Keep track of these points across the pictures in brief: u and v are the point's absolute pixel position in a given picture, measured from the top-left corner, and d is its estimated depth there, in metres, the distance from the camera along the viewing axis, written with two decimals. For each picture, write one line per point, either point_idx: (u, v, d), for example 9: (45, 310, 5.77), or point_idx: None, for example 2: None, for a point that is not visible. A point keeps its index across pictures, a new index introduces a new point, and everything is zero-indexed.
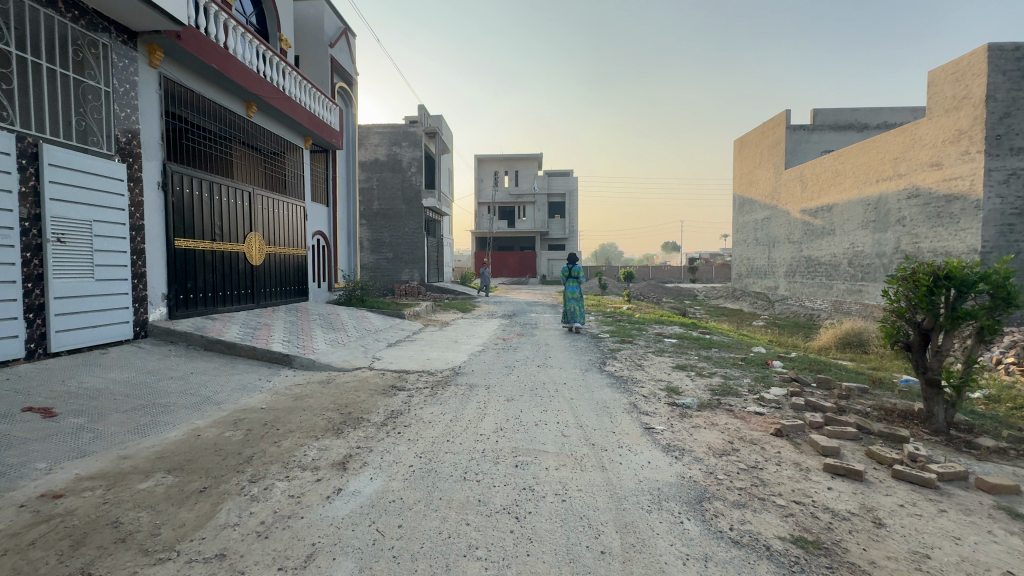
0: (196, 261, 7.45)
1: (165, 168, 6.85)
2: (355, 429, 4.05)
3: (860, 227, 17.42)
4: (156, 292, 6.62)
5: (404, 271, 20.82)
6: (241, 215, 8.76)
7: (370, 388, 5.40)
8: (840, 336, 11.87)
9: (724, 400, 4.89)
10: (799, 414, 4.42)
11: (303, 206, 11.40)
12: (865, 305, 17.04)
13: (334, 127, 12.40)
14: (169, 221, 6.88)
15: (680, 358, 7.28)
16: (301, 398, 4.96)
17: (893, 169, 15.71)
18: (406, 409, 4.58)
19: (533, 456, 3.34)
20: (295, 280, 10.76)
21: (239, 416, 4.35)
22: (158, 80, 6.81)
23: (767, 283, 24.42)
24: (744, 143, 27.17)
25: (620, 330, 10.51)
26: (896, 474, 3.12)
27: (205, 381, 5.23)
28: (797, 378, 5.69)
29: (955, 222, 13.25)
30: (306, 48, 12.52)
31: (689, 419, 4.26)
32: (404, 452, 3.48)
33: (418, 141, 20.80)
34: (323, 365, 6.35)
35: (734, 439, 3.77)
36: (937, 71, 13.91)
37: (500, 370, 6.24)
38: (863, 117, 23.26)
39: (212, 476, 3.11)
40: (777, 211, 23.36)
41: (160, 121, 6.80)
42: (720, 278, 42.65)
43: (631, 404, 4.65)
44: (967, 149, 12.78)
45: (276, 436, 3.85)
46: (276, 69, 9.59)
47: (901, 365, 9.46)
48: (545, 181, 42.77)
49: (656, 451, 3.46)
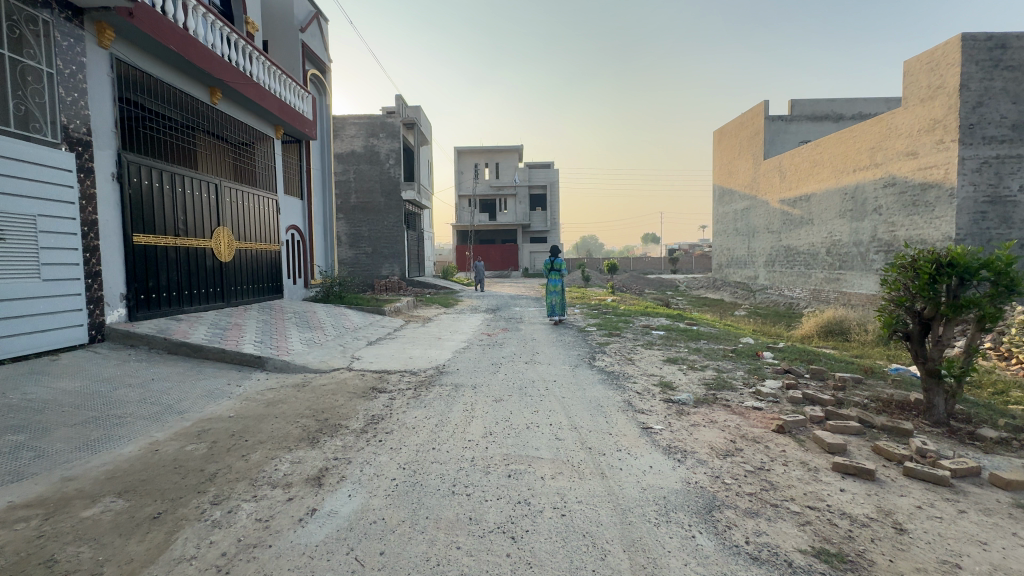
0: (157, 258, 6.95)
1: (120, 158, 6.33)
2: (333, 437, 3.74)
3: (838, 217, 17.64)
4: (114, 292, 6.14)
5: (384, 266, 20.32)
6: (207, 208, 8.24)
7: (348, 391, 5.07)
8: (822, 324, 11.96)
9: (720, 395, 4.73)
10: (797, 408, 4.27)
11: (275, 199, 10.87)
12: (843, 293, 17.30)
13: (307, 116, 11.84)
14: (126, 216, 6.37)
15: (670, 350, 7.13)
16: (274, 404, 4.60)
17: (870, 158, 15.89)
18: (388, 414, 4.28)
19: (527, 464, 3.09)
20: (268, 277, 10.27)
21: (203, 426, 3.99)
22: (110, 63, 6.27)
23: (747, 273, 24.68)
24: (723, 134, 27.29)
25: (606, 322, 10.34)
26: (907, 472, 2.97)
27: (167, 388, 4.82)
28: (791, 370, 5.57)
29: (930, 210, 13.46)
30: (275, 33, 11.91)
31: (687, 416, 4.07)
32: (387, 464, 3.19)
33: (396, 132, 20.25)
34: (298, 368, 5.98)
35: (736, 437, 3.58)
36: (913, 61, 14.03)
37: (486, 367, 5.97)
38: (839, 108, 23.54)
39: (170, 499, 2.78)
40: (756, 202, 23.55)
41: (113, 107, 6.27)
42: (700, 269, 43.13)
43: (625, 402, 4.44)
44: (942, 137, 12.95)
45: (245, 449, 3.51)
46: (243, 54, 9.04)
47: (883, 352, 9.53)
48: (526, 173, 42.40)
49: (658, 454, 3.24)
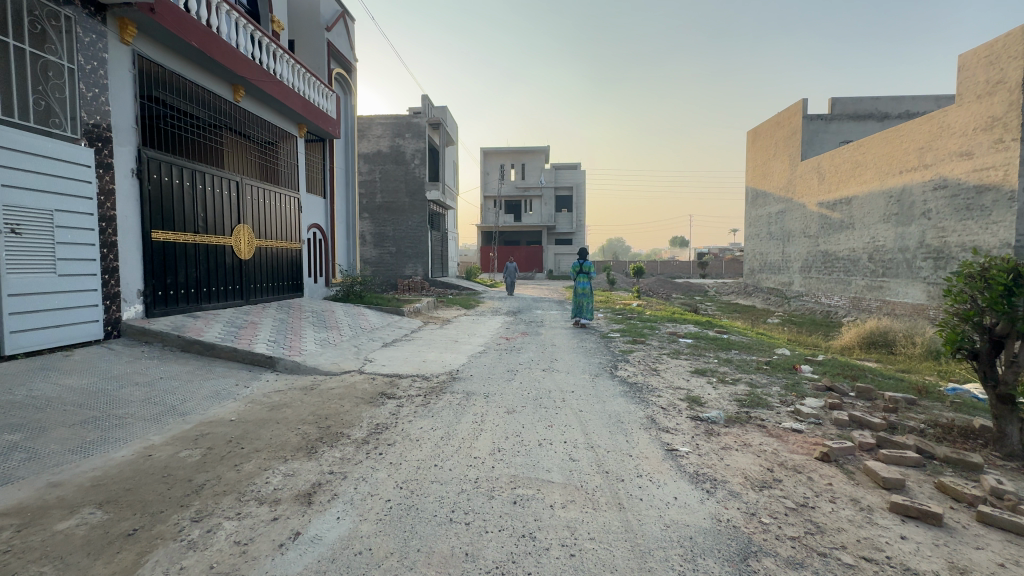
0: (176, 255, 6.95)
1: (140, 155, 6.33)
2: (332, 448, 3.52)
3: (882, 221, 16.67)
4: (131, 288, 6.13)
5: (407, 265, 20.32)
6: (227, 205, 8.24)
7: (356, 396, 4.86)
8: (864, 335, 11.22)
9: (754, 413, 4.30)
10: (843, 432, 3.83)
11: (297, 197, 10.87)
12: (885, 302, 16.29)
13: (330, 114, 11.83)
14: (145, 212, 6.37)
15: (698, 361, 6.68)
16: (278, 408, 4.43)
17: (918, 159, 14.91)
18: (393, 423, 4.03)
19: (536, 489, 2.78)
20: (288, 275, 10.27)
21: (202, 431, 3.83)
22: (132, 59, 6.27)
23: (781, 278, 23.67)
24: (757, 134, 26.29)
25: (632, 328, 9.90)
26: (982, 517, 2.54)
27: (174, 388, 4.73)
28: (834, 388, 5.06)
29: (986, 215, 12.47)
30: (301, 33, 11.98)
31: (717, 437, 3.68)
32: (384, 482, 2.93)
33: (421, 132, 20.22)
34: (309, 369, 5.84)
35: (773, 465, 3.18)
36: (968, 54, 13.07)
37: (501, 374, 5.69)
38: (884, 106, 22.31)
39: (149, 514, 2.58)
40: (792, 204, 22.55)
41: (134, 103, 6.27)
42: (731, 274, 41.91)
43: (648, 419, 4.07)
44: (1001, 137, 11.99)
45: (239, 457, 3.31)
46: (267, 52, 9.04)
47: (934, 368, 8.80)
48: (552, 174, 41.99)
49: (684, 483, 2.88)
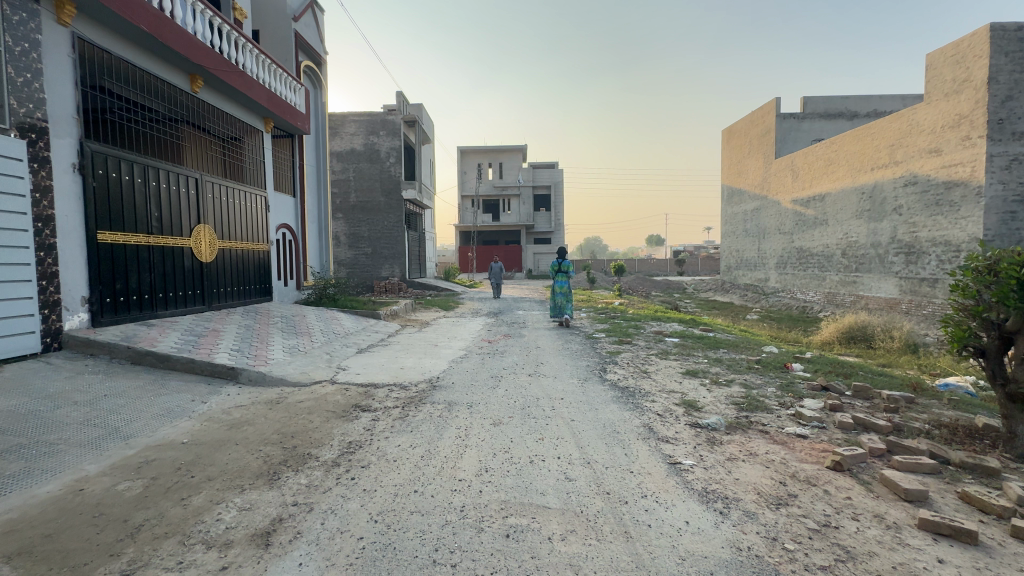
0: (126, 258, 6.36)
1: (83, 148, 5.73)
2: (297, 473, 3.12)
3: (854, 217, 16.94)
4: (74, 295, 5.54)
5: (383, 266, 19.75)
6: (186, 205, 7.65)
7: (326, 410, 4.44)
8: (843, 330, 11.26)
9: (754, 418, 4.07)
10: (849, 437, 3.63)
11: (264, 196, 10.26)
12: (860, 297, 16.55)
13: (299, 109, 11.25)
14: (89, 211, 5.78)
15: (688, 361, 6.46)
16: (238, 427, 3.98)
17: (889, 156, 15.18)
18: (367, 441, 3.64)
19: (531, 518, 2.45)
20: (255, 279, 9.67)
21: (146, 457, 3.37)
22: (72, 42, 5.66)
23: (757, 275, 23.96)
24: (733, 133, 26.57)
25: (616, 327, 9.67)
26: (1017, 533, 2.33)
27: (119, 406, 4.22)
28: (829, 387, 4.89)
29: (955, 210, 12.73)
30: (267, 23, 11.37)
31: (720, 447, 3.43)
32: (356, 514, 2.56)
33: (396, 129, 19.66)
34: (275, 381, 5.37)
35: (785, 477, 2.93)
36: (935, 54, 13.34)
37: (485, 381, 5.33)
38: (853, 106, 22.80)
39: (70, 567, 2.15)
40: (767, 202, 22.85)
41: (75, 92, 5.67)
42: (707, 271, 42.49)
43: (645, 427, 3.78)
44: (968, 133, 12.24)
45: (187, 489, 2.88)
46: (228, 41, 8.46)
47: (914, 362, 8.83)
48: (530, 173, 41.77)
49: (694, 503, 2.60)
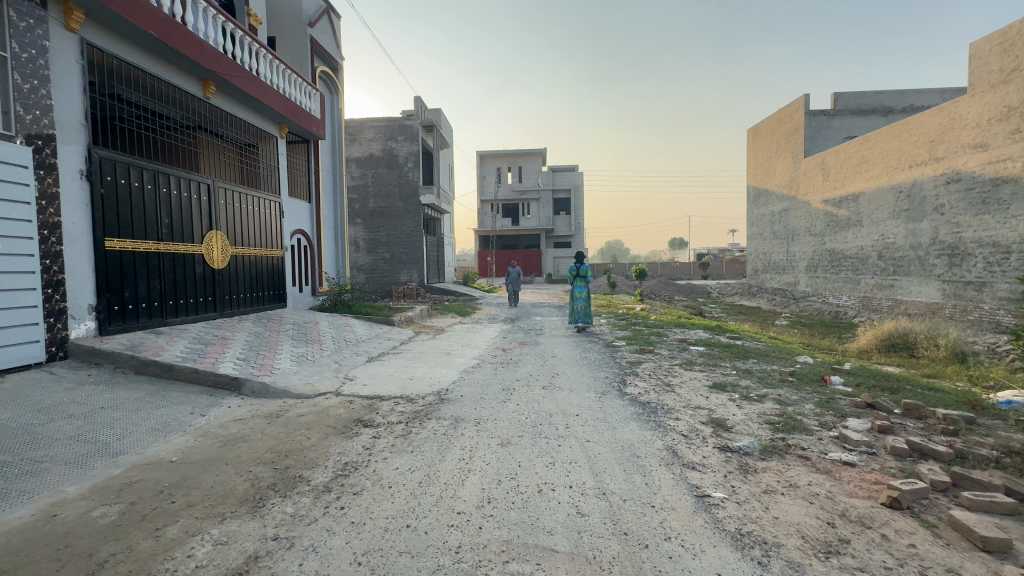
0: (135, 265, 6.30)
1: (91, 155, 5.68)
2: (284, 500, 2.86)
3: (891, 218, 16.07)
4: (80, 304, 5.47)
5: (401, 271, 19.69)
6: (197, 211, 7.59)
7: (326, 426, 4.19)
8: (882, 337, 10.56)
9: (792, 441, 3.65)
10: (904, 466, 3.18)
11: (277, 201, 10.20)
12: (898, 302, 15.65)
13: (314, 114, 11.21)
14: (97, 218, 5.72)
15: (715, 373, 6.03)
16: (232, 444, 3.77)
17: (929, 152, 14.32)
18: (364, 462, 3.37)
19: (535, 564, 2.12)
20: (268, 285, 9.60)
21: (131, 478, 3.16)
22: (80, 48, 5.62)
23: (786, 278, 23.05)
24: (759, 132, 25.69)
25: (637, 335, 9.26)
26: None
27: (114, 420, 4.06)
28: (875, 405, 4.44)
29: (1004, 208, 11.87)
30: (283, 29, 11.40)
31: (755, 476, 3.03)
32: (339, 553, 2.27)
33: (414, 134, 19.64)
34: (278, 393, 5.18)
35: (834, 517, 2.53)
36: (981, 43, 12.52)
37: (496, 395, 5.02)
38: (888, 101, 21.81)
39: None
40: (796, 202, 21.96)
41: (83, 97, 5.62)
42: (733, 274, 41.39)
43: (669, 451, 3.40)
44: (1018, 126, 11.41)
45: (164, 518, 2.66)
46: (242, 47, 8.44)
47: (962, 373, 8.16)
48: (549, 177, 41.45)
49: (727, 549, 2.23)
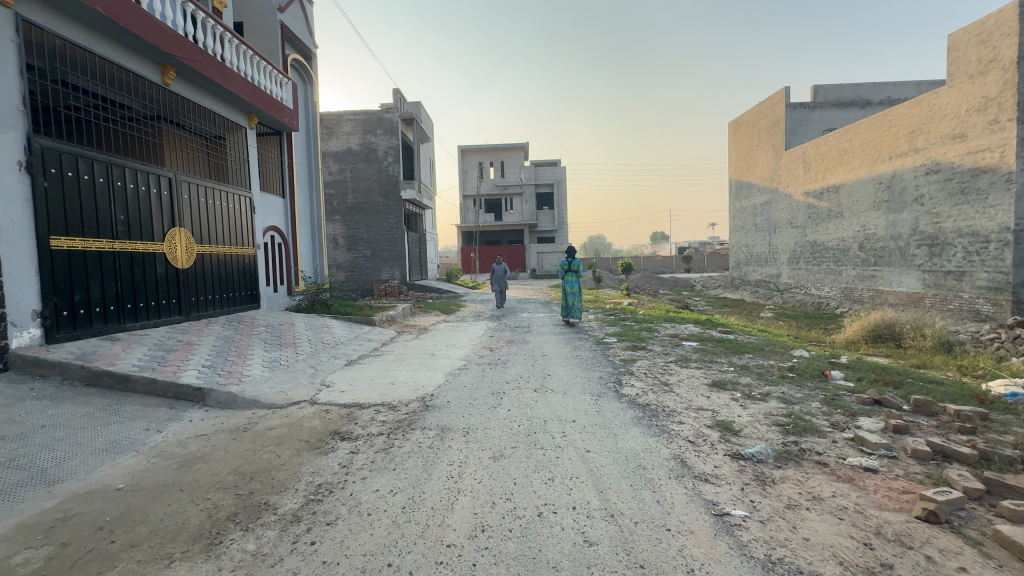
0: (87, 266, 5.75)
1: (31, 144, 5.12)
2: (243, 535, 2.46)
3: (872, 209, 16.16)
4: (23, 309, 4.94)
5: (382, 269, 19.13)
6: (156, 206, 7.02)
7: (298, 440, 3.79)
8: (868, 328, 10.46)
9: (806, 444, 3.40)
10: (930, 471, 2.95)
11: (248, 196, 9.62)
12: (880, 292, 15.79)
13: (286, 104, 10.64)
14: (40, 215, 5.18)
15: (712, 369, 5.79)
16: (190, 465, 3.35)
17: (909, 143, 14.40)
18: (339, 483, 3.00)
19: None
20: (238, 285, 9.05)
21: (67, 512, 2.73)
22: (16, 26, 5.06)
23: (769, 270, 23.18)
24: (740, 125, 25.73)
25: (628, 330, 9.02)
26: None
27: (55, 441, 3.60)
28: (883, 401, 4.24)
29: (983, 198, 11.95)
30: (252, 14, 10.79)
31: (775, 488, 2.76)
32: None
33: (394, 127, 19.03)
34: (247, 403, 4.75)
35: (869, 536, 2.26)
36: (959, 33, 12.55)
37: (484, 399, 4.68)
38: (866, 93, 22.02)
39: None
40: (778, 194, 22.07)
41: (20, 81, 5.05)
42: (715, 267, 41.66)
43: (677, 461, 3.12)
44: (996, 117, 11.47)
45: (98, 563, 2.25)
46: (205, 30, 7.87)
47: (953, 363, 8.09)
48: (531, 171, 41.07)
49: None
